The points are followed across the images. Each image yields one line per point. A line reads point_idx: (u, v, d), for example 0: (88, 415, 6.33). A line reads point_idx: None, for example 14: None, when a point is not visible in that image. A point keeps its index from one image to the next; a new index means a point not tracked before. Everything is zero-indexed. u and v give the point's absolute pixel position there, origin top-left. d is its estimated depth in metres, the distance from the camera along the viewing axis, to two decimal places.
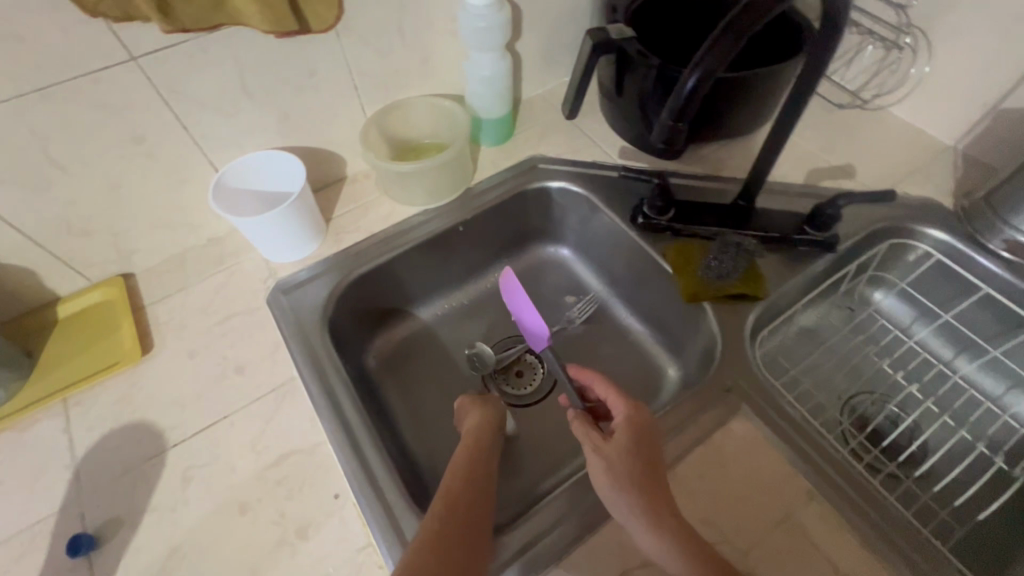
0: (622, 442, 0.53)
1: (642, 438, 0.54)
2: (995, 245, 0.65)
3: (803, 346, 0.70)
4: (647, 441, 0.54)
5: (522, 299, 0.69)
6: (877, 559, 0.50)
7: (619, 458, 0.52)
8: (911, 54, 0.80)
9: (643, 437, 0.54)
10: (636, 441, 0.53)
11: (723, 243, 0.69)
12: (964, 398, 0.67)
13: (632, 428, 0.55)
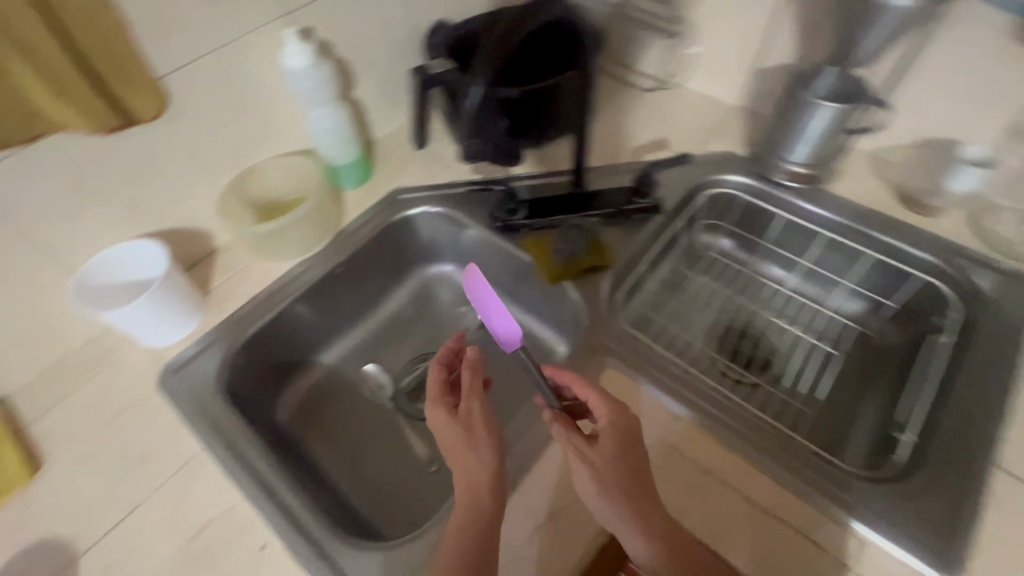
0: (613, 462, 0.52)
1: (631, 451, 0.54)
2: (781, 177, 0.83)
3: (665, 297, 0.85)
4: (635, 453, 0.54)
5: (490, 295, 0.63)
6: (737, 452, 0.60)
7: (611, 471, 0.52)
8: (686, 39, 0.94)
9: (630, 450, 0.54)
10: (623, 451, 0.53)
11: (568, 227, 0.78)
12: (794, 305, 0.85)
13: (620, 443, 0.54)
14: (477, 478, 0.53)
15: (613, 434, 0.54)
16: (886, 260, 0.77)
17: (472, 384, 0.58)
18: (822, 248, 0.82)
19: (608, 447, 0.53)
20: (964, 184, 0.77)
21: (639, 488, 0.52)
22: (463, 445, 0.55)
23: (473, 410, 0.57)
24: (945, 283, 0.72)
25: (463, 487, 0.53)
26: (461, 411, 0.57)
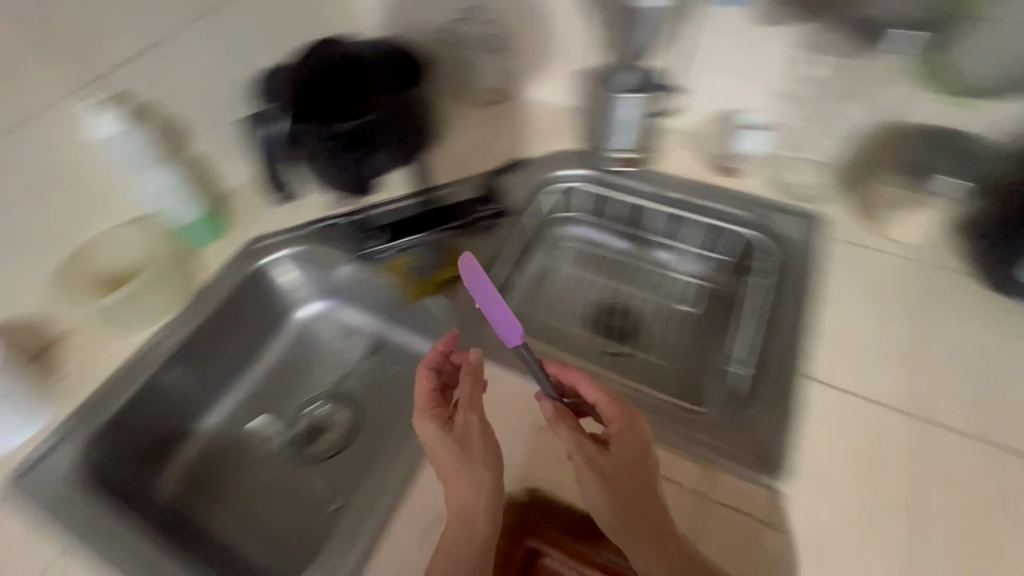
0: (620, 472, 0.52)
1: (642, 458, 0.54)
2: (615, 164, 0.92)
3: (533, 291, 0.90)
4: (645, 459, 0.54)
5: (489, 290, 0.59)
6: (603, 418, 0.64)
7: (617, 475, 0.52)
8: (512, 55, 1.03)
9: (641, 457, 0.54)
10: (631, 453, 0.53)
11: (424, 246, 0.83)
12: (650, 274, 0.92)
13: (633, 451, 0.53)
14: (474, 501, 0.53)
15: (622, 440, 0.54)
16: (710, 221, 0.86)
17: (471, 397, 0.57)
18: (659, 220, 0.90)
19: (620, 455, 0.53)
20: (752, 146, 0.86)
21: (642, 495, 0.52)
22: (460, 464, 0.54)
23: (470, 422, 0.56)
24: (755, 231, 0.83)
25: (456, 509, 0.53)
26: (458, 425, 0.56)
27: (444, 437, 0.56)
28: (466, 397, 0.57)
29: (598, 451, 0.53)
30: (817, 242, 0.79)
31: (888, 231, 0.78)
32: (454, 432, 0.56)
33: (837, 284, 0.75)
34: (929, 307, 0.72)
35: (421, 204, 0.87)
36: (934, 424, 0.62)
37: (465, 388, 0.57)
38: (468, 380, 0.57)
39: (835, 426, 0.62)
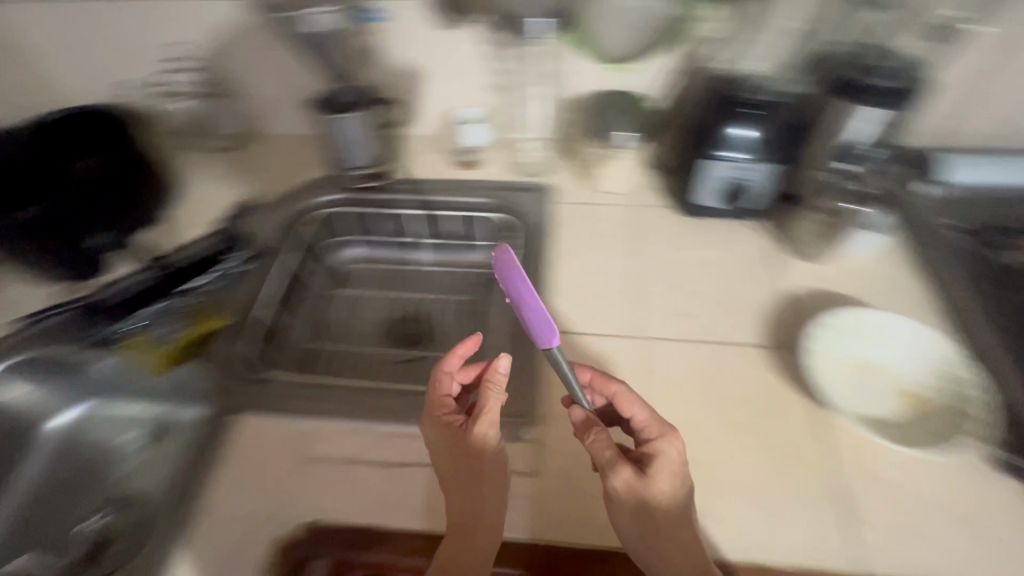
0: (657, 493, 0.52)
1: (681, 470, 0.54)
2: (360, 177, 0.94)
3: (315, 325, 0.89)
4: (682, 470, 0.54)
5: (527, 286, 0.57)
6: (371, 428, 0.66)
7: (655, 489, 0.52)
8: (235, 96, 1.00)
9: (677, 475, 0.53)
10: (672, 468, 0.53)
11: (161, 313, 0.79)
12: (425, 276, 0.96)
13: (671, 463, 0.53)
14: (487, 513, 0.56)
15: (660, 452, 0.54)
16: (462, 214, 0.91)
17: (490, 412, 0.58)
18: (417, 223, 0.93)
19: (654, 469, 0.53)
20: (475, 138, 0.93)
21: (667, 510, 0.52)
22: (473, 480, 0.57)
23: (486, 437, 0.57)
24: (499, 213, 0.89)
25: (465, 519, 0.55)
26: (471, 440, 0.58)
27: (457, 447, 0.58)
28: (483, 412, 0.58)
29: (634, 472, 0.52)
30: (551, 210, 0.89)
31: (599, 186, 0.90)
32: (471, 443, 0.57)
33: (568, 244, 0.85)
34: (641, 241, 0.84)
35: (149, 267, 0.79)
36: (651, 340, 0.72)
37: (487, 405, 0.58)
38: (489, 401, 0.58)
39: (574, 364, 0.70)
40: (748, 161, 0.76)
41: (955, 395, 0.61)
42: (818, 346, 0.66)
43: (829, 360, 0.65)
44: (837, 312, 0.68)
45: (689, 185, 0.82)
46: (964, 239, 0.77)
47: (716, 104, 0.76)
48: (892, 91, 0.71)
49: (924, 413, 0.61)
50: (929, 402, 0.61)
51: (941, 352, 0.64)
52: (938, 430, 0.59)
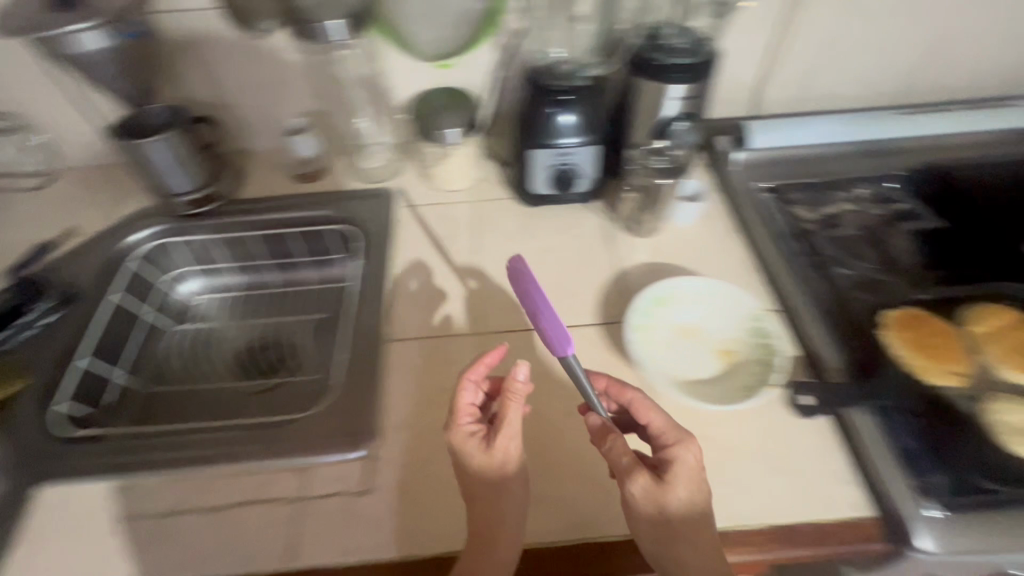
0: (673, 501, 0.51)
1: (699, 474, 0.53)
2: (187, 206, 0.87)
3: (162, 363, 0.86)
4: (702, 474, 0.53)
5: (541, 295, 0.61)
6: (196, 472, 0.62)
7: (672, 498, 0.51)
8: (34, 129, 0.91)
9: (695, 481, 0.52)
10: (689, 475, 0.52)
11: None
12: (279, 297, 0.93)
13: (691, 467, 0.52)
14: (506, 523, 0.54)
15: (680, 458, 0.53)
16: (303, 228, 0.87)
17: (510, 424, 0.56)
18: (265, 243, 0.89)
19: (673, 475, 0.52)
20: (307, 150, 0.88)
21: (686, 514, 0.51)
22: (492, 491, 0.54)
23: (506, 449, 0.56)
24: (344, 224, 0.86)
25: (481, 533, 0.53)
26: (491, 452, 0.55)
27: (478, 455, 0.56)
28: (502, 425, 0.56)
29: (653, 479, 0.52)
30: (394, 213, 0.87)
31: (440, 183, 0.89)
32: (490, 456, 0.55)
33: (412, 246, 0.84)
34: (486, 236, 0.84)
35: None
36: (491, 334, 0.72)
37: (508, 418, 0.56)
38: (508, 412, 0.56)
39: (415, 368, 0.70)
40: (579, 145, 0.78)
41: (760, 346, 0.65)
42: (641, 318, 0.69)
43: (651, 330, 0.68)
44: (656, 283, 0.70)
45: (523, 173, 0.82)
46: (771, 197, 0.81)
47: (537, 90, 0.75)
48: (686, 64, 0.74)
49: (734, 368, 0.65)
50: (738, 356, 0.66)
51: (749, 313, 0.68)
52: (746, 382, 0.63)
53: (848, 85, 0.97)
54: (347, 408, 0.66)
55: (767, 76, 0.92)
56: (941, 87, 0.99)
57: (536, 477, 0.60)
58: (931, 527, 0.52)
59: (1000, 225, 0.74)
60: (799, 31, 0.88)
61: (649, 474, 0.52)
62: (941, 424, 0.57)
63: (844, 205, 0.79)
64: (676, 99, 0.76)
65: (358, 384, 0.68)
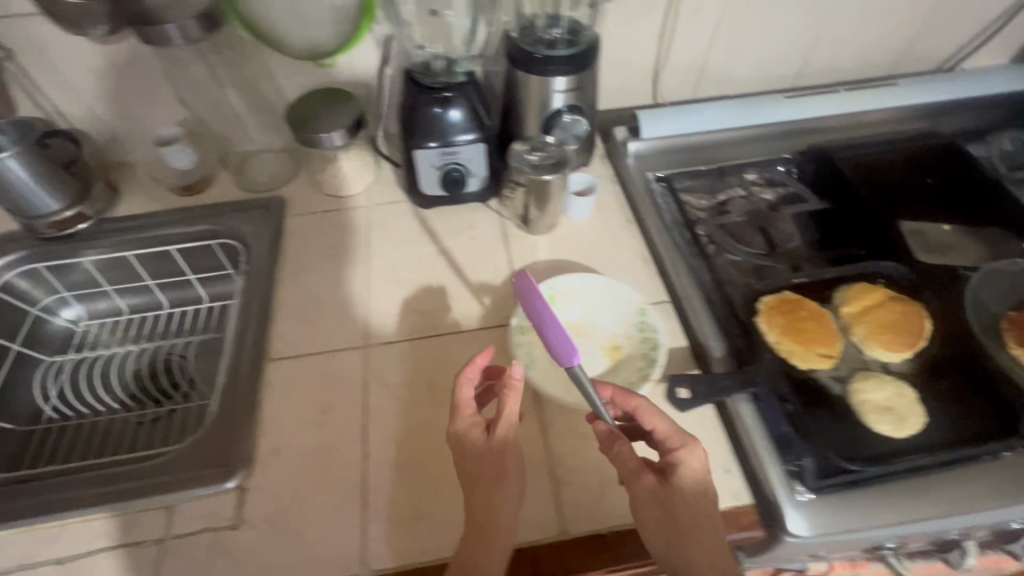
0: (679, 505, 0.51)
1: (705, 475, 0.52)
2: (48, 228, 0.79)
3: (40, 400, 0.79)
4: (705, 476, 0.52)
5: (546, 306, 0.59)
6: (56, 520, 0.58)
7: (677, 501, 0.51)
8: None
9: (700, 486, 0.52)
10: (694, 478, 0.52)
11: None
12: (174, 317, 0.89)
13: (696, 469, 0.52)
14: (504, 514, 0.52)
15: (687, 457, 0.52)
16: (179, 246, 0.83)
17: (510, 414, 0.54)
18: (144, 264, 0.85)
19: (677, 476, 0.51)
20: (181, 161, 0.82)
21: (691, 516, 0.50)
22: (490, 489, 0.52)
23: (507, 441, 0.53)
24: (222, 239, 0.83)
25: (477, 519, 0.52)
26: (492, 447, 0.53)
27: (476, 448, 0.53)
28: (502, 421, 0.54)
29: (657, 479, 0.51)
30: (281, 224, 0.82)
31: (331, 189, 0.85)
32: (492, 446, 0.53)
33: (299, 256, 0.79)
34: (377, 242, 0.80)
35: None
36: (378, 346, 0.69)
37: (508, 412, 0.54)
38: (510, 406, 0.54)
39: (294, 389, 0.66)
40: (467, 143, 0.75)
41: (645, 343, 0.65)
42: (528, 321, 0.68)
43: (538, 332, 0.67)
44: (542, 283, 0.69)
45: (412, 175, 0.79)
46: (662, 187, 0.81)
47: (420, 87, 0.72)
48: (565, 56, 0.72)
49: (618, 365, 0.64)
50: (623, 353, 0.65)
51: (631, 300, 0.68)
52: (629, 379, 0.62)
53: (743, 68, 0.97)
54: (221, 437, 0.63)
55: (661, 62, 0.92)
56: (832, 67, 1.01)
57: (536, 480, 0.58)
58: (794, 511, 0.52)
59: (880, 198, 0.74)
60: (687, 16, 0.87)
61: (653, 475, 0.52)
62: (808, 407, 0.57)
63: (731, 192, 0.80)
64: (561, 91, 0.75)
65: (233, 410, 0.65)
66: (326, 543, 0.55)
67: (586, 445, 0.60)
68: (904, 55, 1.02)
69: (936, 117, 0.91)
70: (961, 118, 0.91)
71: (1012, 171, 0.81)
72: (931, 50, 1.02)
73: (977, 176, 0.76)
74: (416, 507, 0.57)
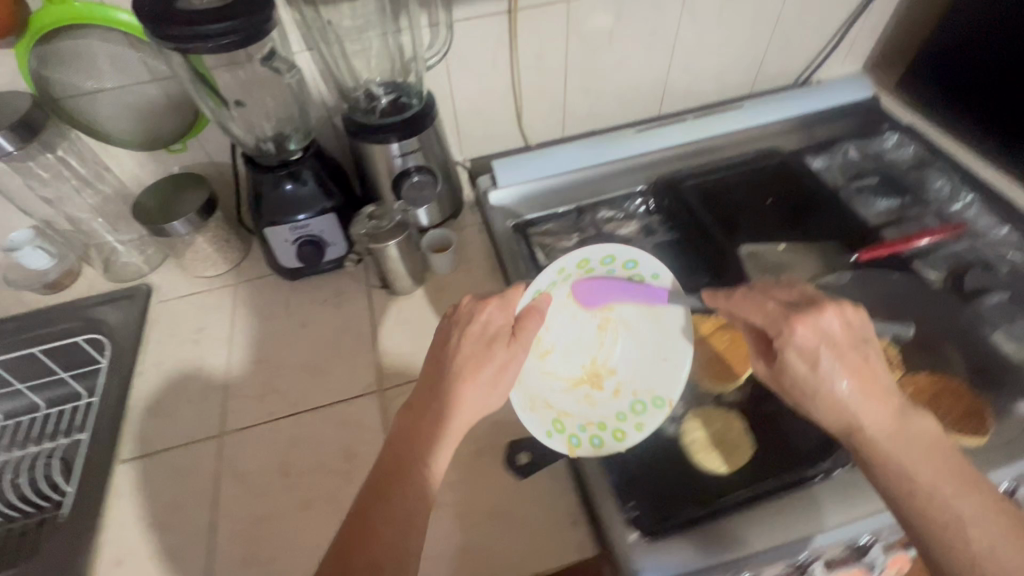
0: (789, 380, 0.49)
1: (818, 349, 0.47)
2: None
3: None
4: (821, 353, 0.47)
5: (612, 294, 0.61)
6: None
7: (789, 379, 0.50)
8: None
9: (813, 363, 0.48)
10: (809, 352, 0.48)
11: None
12: (53, 418, 0.83)
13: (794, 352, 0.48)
14: (466, 421, 0.51)
15: (786, 337, 0.49)
16: (43, 346, 0.81)
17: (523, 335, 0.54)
18: (11, 370, 0.82)
19: (781, 359, 0.50)
20: (37, 261, 0.81)
21: (813, 392, 0.48)
22: (469, 396, 0.51)
23: (514, 358, 0.54)
24: (87, 334, 0.81)
25: (452, 410, 0.51)
26: (499, 354, 0.53)
27: (480, 353, 0.53)
28: (521, 331, 0.54)
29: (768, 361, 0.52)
30: (147, 314, 0.81)
31: (197, 270, 0.84)
32: (503, 356, 0.53)
33: (163, 345, 0.78)
34: (242, 321, 0.79)
35: None
36: (233, 433, 0.68)
37: (528, 327, 0.55)
38: (532, 321, 0.55)
39: (142, 490, 0.64)
40: (319, 215, 0.75)
41: (627, 420, 0.58)
42: (608, 262, 0.60)
43: (584, 287, 0.62)
44: (657, 264, 0.59)
45: (272, 253, 0.79)
46: (518, 234, 0.82)
47: (261, 170, 0.72)
48: (395, 123, 0.73)
49: (592, 399, 0.60)
50: (592, 396, 0.60)
51: (653, 374, 0.60)
52: (578, 427, 0.58)
53: (604, 104, 1.00)
54: (61, 554, 0.60)
55: (517, 109, 0.94)
56: (692, 93, 1.04)
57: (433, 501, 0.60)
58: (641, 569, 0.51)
59: (720, 225, 0.76)
60: (533, 65, 0.89)
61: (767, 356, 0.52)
62: (643, 455, 0.58)
63: (588, 232, 0.82)
64: (403, 154, 0.76)
65: (77, 522, 0.62)
66: None
67: (438, 515, 0.59)
68: (759, 75, 1.06)
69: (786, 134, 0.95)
70: (810, 132, 0.95)
71: (851, 181, 0.85)
72: (785, 67, 1.06)
73: (812, 195, 0.79)
74: None
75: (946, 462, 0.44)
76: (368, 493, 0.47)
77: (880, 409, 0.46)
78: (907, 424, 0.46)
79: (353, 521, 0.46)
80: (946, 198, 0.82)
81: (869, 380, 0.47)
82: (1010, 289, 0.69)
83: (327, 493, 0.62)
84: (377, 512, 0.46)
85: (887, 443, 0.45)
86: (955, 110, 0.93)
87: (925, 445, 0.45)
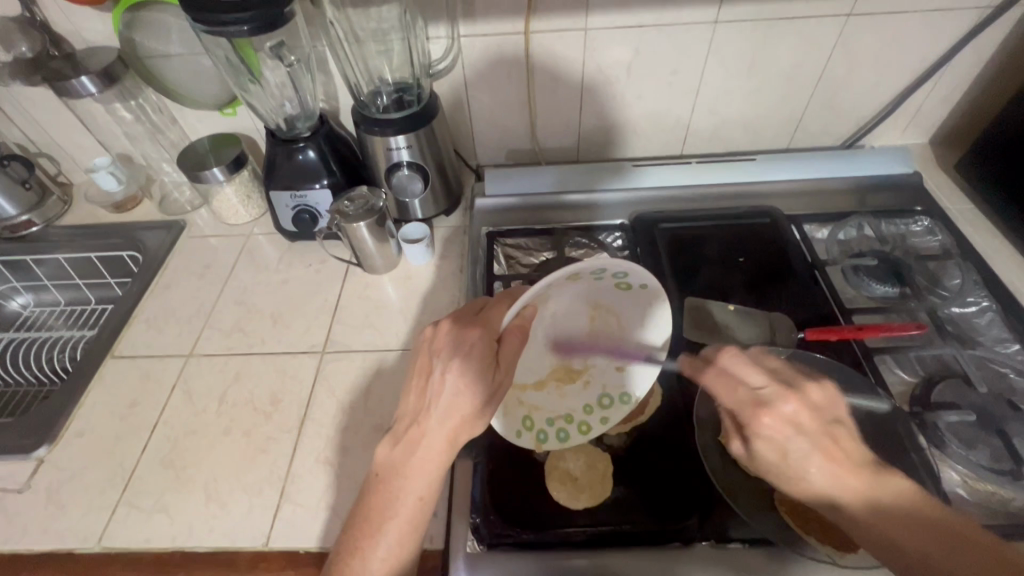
0: (768, 465, 0.47)
1: (787, 435, 0.46)
2: (16, 217, 0.95)
3: None
4: (790, 441, 0.46)
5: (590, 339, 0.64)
6: None
7: (768, 468, 0.47)
8: None
9: (776, 448, 0.46)
10: (780, 440, 0.46)
11: None
12: (97, 312, 1.00)
13: (764, 440, 0.47)
14: (446, 452, 0.50)
15: (752, 427, 0.47)
16: (99, 255, 0.98)
17: (508, 356, 0.53)
18: (74, 267, 0.99)
19: (753, 444, 0.48)
20: (107, 182, 0.96)
21: (795, 474, 0.46)
22: (456, 431, 0.50)
23: (500, 383, 0.52)
24: (129, 250, 0.97)
25: (435, 444, 0.50)
26: (486, 380, 0.50)
27: (465, 389, 0.50)
28: (502, 353, 0.53)
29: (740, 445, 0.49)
30: (174, 244, 0.96)
31: (221, 216, 0.97)
32: (490, 381, 0.51)
33: (176, 272, 0.92)
34: (242, 266, 0.91)
35: None
36: (198, 358, 0.79)
37: (508, 350, 0.53)
38: (513, 343, 0.53)
39: (119, 384, 0.77)
40: (316, 189, 0.85)
41: (594, 413, 0.60)
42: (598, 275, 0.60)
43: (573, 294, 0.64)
44: (641, 278, 0.59)
45: (275, 215, 0.90)
46: (488, 240, 0.86)
47: (277, 143, 0.82)
48: (394, 119, 0.80)
49: (562, 393, 0.63)
50: (564, 390, 0.63)
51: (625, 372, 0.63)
52: (546, 423, 0.60)
53: (621, 134, 0.99)
54: (45, 415, 0.74)
55: (530, 125, 0.97)
56: (719, 136, 1.00)
57: (326, 457, 0.67)
58: (460, 571, 0.53)
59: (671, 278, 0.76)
60: (547, 86, 0.91)
61: (739, 441, 0.49)
62: (512, 473, 0.60)
63: (556, 251, 0.84)
64: (401, 148, 0.82)
65: (64, 397, 0.76)
66: (77, 517, 0.64)
67: (324, 470, 0.66)
68: (799, 130, 0.99)
69: (804, 197, 0.89)
70: (829, 198, 0.88)
71: (848, 259, 0.79)
72: (829, 126, 0.98)
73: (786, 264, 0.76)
74: (160, 501, 0.65)
75: (942, 530, 0.41)
76: (363, 530, 0.49)
77: (857, 486, 0.44)
78: (889, 494, 0.44)
79: (348, 561, 0.48)
80: (954, 296, 0.73)
81: (842, 461, 0.45)
82: (978, 411, 0.61)
83: (246, 427, 0.71)
84: (366, 553, 0.48)
85: (874, 521, 0.43)
86: (1007, 205, 0.82)
87: (912, 514, 0.42)
